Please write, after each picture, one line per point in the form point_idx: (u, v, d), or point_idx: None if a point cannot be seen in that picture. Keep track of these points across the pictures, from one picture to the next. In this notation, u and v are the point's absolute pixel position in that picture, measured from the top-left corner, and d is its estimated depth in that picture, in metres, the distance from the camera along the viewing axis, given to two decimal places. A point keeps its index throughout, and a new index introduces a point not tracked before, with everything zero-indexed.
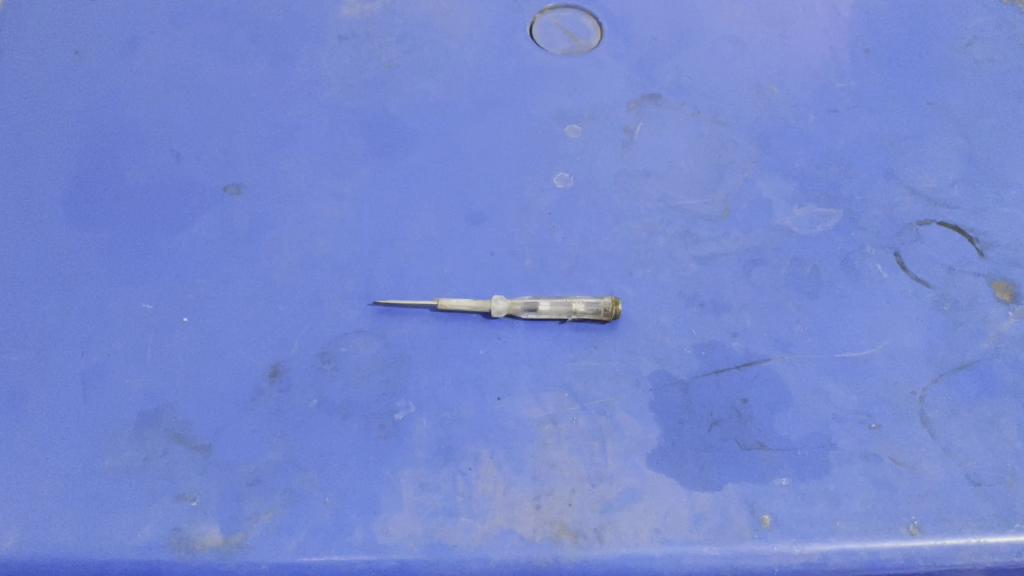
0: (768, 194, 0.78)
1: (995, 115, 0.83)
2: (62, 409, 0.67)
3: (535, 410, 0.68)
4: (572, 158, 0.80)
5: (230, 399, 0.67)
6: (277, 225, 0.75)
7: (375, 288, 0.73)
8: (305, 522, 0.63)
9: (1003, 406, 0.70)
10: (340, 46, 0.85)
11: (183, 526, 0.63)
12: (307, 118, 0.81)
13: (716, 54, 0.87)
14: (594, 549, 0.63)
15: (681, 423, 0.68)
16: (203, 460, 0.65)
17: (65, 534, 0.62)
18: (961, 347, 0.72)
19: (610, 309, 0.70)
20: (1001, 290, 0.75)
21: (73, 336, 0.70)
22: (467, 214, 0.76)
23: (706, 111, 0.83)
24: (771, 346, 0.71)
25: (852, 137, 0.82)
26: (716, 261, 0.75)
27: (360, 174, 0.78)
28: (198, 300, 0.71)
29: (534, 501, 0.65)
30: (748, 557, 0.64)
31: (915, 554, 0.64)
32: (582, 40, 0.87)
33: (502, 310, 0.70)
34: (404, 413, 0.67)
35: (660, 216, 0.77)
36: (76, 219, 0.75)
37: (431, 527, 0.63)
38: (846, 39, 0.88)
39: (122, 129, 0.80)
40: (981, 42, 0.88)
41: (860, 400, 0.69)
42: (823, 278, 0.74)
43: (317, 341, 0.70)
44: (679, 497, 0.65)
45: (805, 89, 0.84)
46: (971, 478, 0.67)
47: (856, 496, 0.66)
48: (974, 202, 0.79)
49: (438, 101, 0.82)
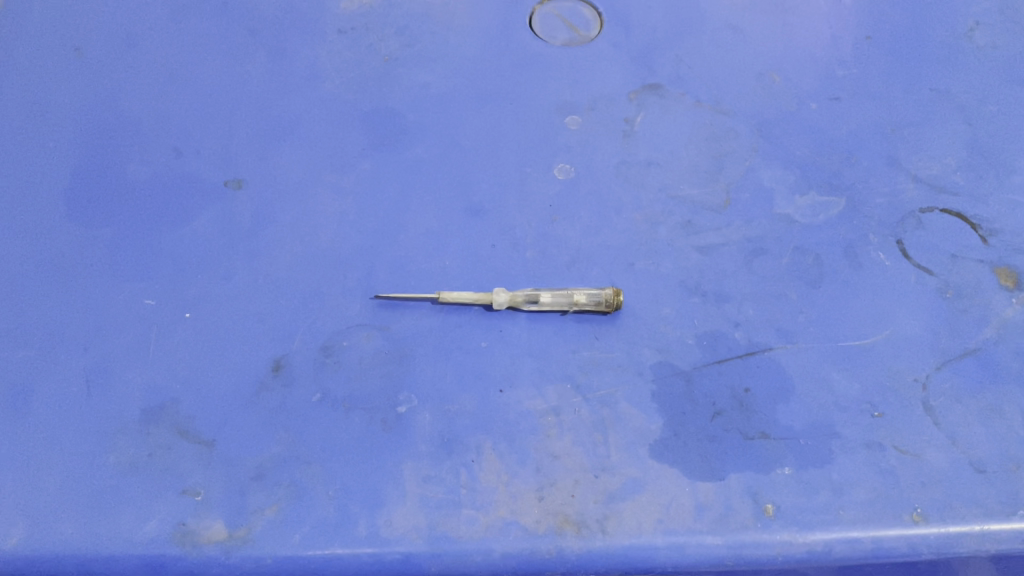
0: (769, 184, 0.78)
1: (997, 100, 0.83)
2: (66, 406, 0.67)
3: (537, 402, 0.68)
4: (572, 149, 0.79)
5: (233, 394, 0.67)
6: (277, 219, 0.75)
7: (376, 281, 0.72)
8: (309, 515, 0.63)
9: (1006, 393, 0.70)
10: (339, 39, 0.85)
11: (188, 521, 0.63)
12: (307, 111, 0.81)
13: (717, 42, 0.86)
14: (597, 541, 0.63)
15: (683, 413, 0.68)
16: (207, 456, 0.65)
17: (70, 531, 0.62)
18: (964, 334, 0.72)
19: (611, 300, 0.70)
20: (1004, 276, 0.74)
21: (75, 334, 0.70)
22: (468, 207, 0.76)
23: (707, 99, 0.83)
24: (773, 336, 0.71)
25: (854, 125, 0.81)
26: (717, 250, 0.75)
27: (361, 168, 0.78)
28: (200, 295, 0.71)
29: (536, 492, 0.65)
30: (751, 547, 0.63)
31: (919, 542, 0.64)
32: (581, 30, 0.87)
33: (503, 303, 0.70)
34: (407, 406, 0.67)
35: (661, 207, 0.77)
36: (76, 217, 0.75)
37: (434, 520, 0.63)
38: (847, 28, 0.87)
39: (122, 126, 0.79)
40: (982, 27, 0.87)
41: (863, 389, 0.69)
42: (825, 267, 0.74)
43: (319, 336, 0.70)
44: (682, 488, 0.65)
45: (806, 79, 0.84)
46: (974, 465, 0.67)
47: (860, 485, 0.66)
48: (976, 189, 0.78)
49: (438, 93, 0.82)
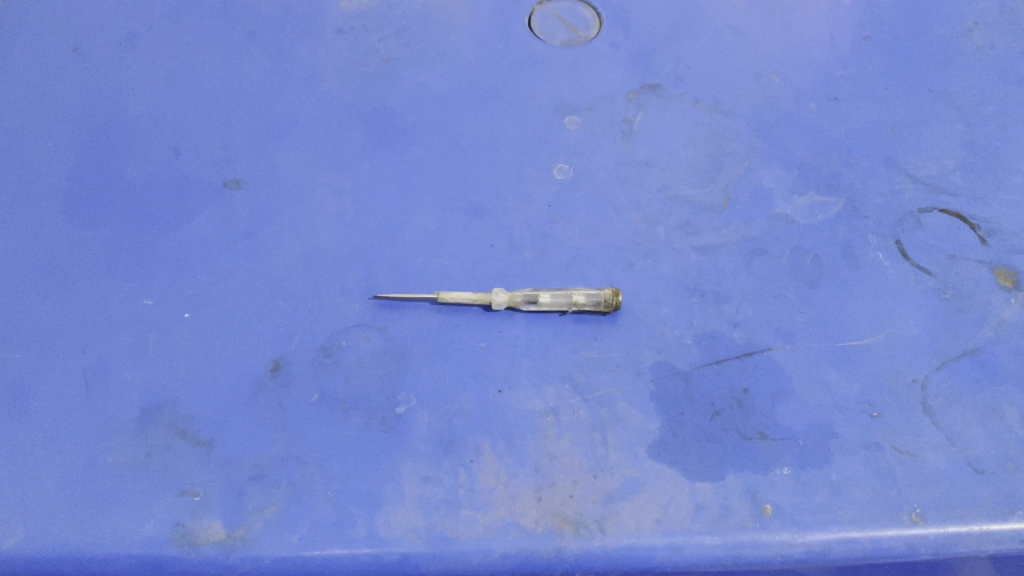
0: (768, 184, 0.78)
1: (996, 101, 0.83)
2: (65, 406, 0.67)
3: (536, 402, 0.68)
4: (572, 149, 0.79)
5: (232, 395, 0.67)
6: (276, 219, 0.75)
7: (375, 281, 0.72)
8: (307, 515, 0.63)
9: (1005, 393, 0.70)
10: (338, 39, 0.85)
11: (186, 521, 0.63)
12: (306, 111, 0.81)
13: (716, 42, 0.86)
14: (596, 541, 0.63)
15: (682, 413, 0.68)
16: (205, 456, 0.65)
17: (69, 531, 0.62)
18: (963, 335, 0.72)
19: (610, 300, 0.70)
20: (1003, 277, 0.74)
21: (74, 334, 0.70)
22: (468, 207, 0.76)
23: (706, 99, 0.83)
24: (772, 337, 0.71)
25: (853, 126, 0.81)
26: (716, 251, 0.75)
27: (360, 167, 0.78)
28: (199, 295, 0.71)
29: (535, 492, 0.65)
30: (750, 547, 0.63)
31: (918, 542, 0.64)
32: (581, 30, 0.87)
33: (503, 303, 0.70)
34: (406, 406, 0.67)
35: (660, 207, 0.77)
36: (75, 216, 0.75)
37: (433, 520, 0.63)
38: (847, 28, 0.87)
39: (122, 126, 0.79)
40: (981, 27, 0.87)
41: (862, 389, 0.69)
42: (824, 267, 0.74)
43: (318, 336, 0.70)
44: (681, 488, 0.65)
45: (806, 79, 0.84)
46: (973, 466, 0.67)
47: (858, 485, 0.66)
48: (975, 189, 0.78)
49: (438, 93, 0.82)
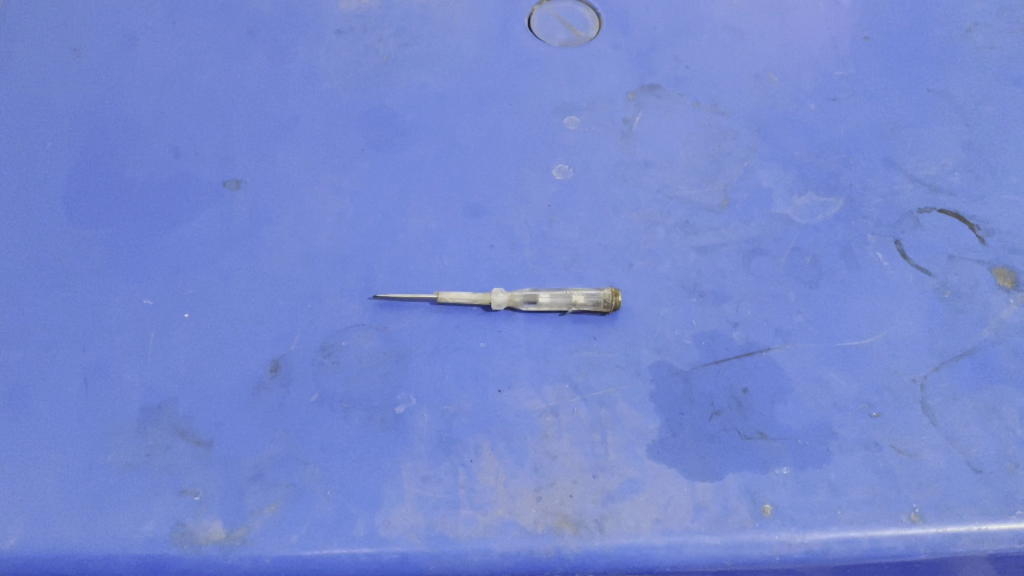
0: (767, 184, 0.78)
1: (995, 101, 0.83)
2: (64, 406, 0.67)
3: (536, 402, 0.68)
4: (572, 149, 0.80)
5: (232, 394, 0.67)
6: (276, 219, 0.75)
7: (375, 281, 0.72)
8: (307, 515, 0.63)
9: (1004, 393, 0.70)
10: (338, 39, 0.85)
11: (186, 521, 0.63)
12: (306, 111, 0.81)
13: (716, 43, 0.86)
14: (595, 540, 0.63)
15: (681, 413, 0.68)
16: (205, 456, 0.65)
17: (69, 530, 0.62)
18: (962, 335, 0.72)
19: (610, 300, 0.70)
20: (1002, 277, 0.74)
21: (74, 334, 0.70)
22: (467, 207, 0.76)
23: (706, 99, 0.83)
24: (771, 337, 0.71)
25: (853, 126, 0.82)
26: (716, 251, 0.75)
27: (360, 168, 0.78)
28: (199, 295, 0.72)
29: (535, 492, 0.65)
30: (750, 547, 0.63)
31: (917, 541, 0.64)
32: (580, 30, 0.87)
33: (502, 303, 0.70)
34: (405, 406, 0.67)
35: (659, 207, 0.77)
36: (75, 216, 0.75)
37: (432, 519, 0.63)
38: (846, 28, 0.87)
39: (122, 126, 0.79)
40: (980, 28, 0.88)
41: (861, 389, 0.69)
42: (823, 267, 0.74)
43: (318, 336, 0.70)
44: (680, 488, 0.65)
45: (805, 79, 0.84)
46: (972, 465, 0.67)
47: (858, 485, 0.66)
48: (974, 189, 0.79)
49: (437, 94, 0.82)
